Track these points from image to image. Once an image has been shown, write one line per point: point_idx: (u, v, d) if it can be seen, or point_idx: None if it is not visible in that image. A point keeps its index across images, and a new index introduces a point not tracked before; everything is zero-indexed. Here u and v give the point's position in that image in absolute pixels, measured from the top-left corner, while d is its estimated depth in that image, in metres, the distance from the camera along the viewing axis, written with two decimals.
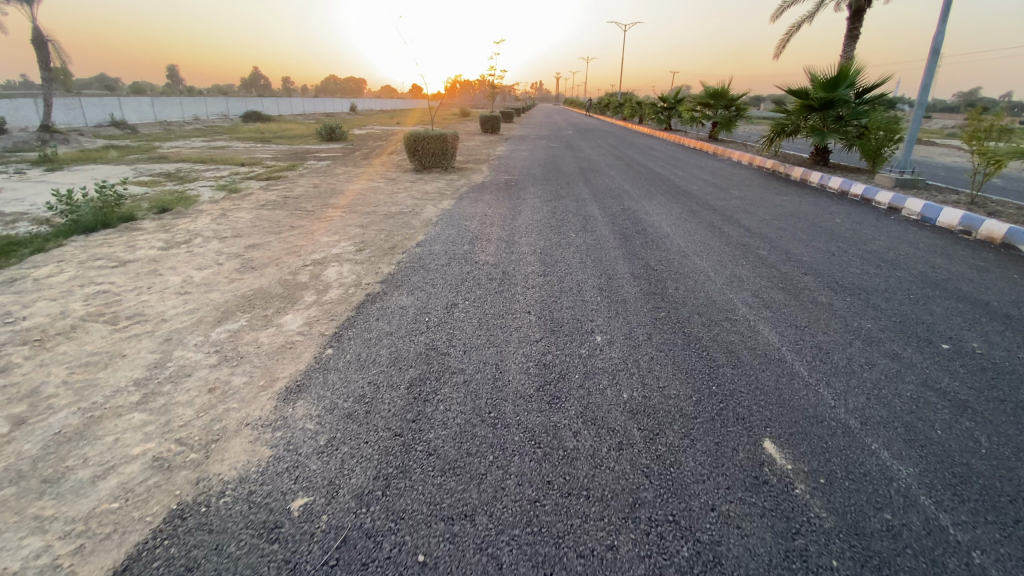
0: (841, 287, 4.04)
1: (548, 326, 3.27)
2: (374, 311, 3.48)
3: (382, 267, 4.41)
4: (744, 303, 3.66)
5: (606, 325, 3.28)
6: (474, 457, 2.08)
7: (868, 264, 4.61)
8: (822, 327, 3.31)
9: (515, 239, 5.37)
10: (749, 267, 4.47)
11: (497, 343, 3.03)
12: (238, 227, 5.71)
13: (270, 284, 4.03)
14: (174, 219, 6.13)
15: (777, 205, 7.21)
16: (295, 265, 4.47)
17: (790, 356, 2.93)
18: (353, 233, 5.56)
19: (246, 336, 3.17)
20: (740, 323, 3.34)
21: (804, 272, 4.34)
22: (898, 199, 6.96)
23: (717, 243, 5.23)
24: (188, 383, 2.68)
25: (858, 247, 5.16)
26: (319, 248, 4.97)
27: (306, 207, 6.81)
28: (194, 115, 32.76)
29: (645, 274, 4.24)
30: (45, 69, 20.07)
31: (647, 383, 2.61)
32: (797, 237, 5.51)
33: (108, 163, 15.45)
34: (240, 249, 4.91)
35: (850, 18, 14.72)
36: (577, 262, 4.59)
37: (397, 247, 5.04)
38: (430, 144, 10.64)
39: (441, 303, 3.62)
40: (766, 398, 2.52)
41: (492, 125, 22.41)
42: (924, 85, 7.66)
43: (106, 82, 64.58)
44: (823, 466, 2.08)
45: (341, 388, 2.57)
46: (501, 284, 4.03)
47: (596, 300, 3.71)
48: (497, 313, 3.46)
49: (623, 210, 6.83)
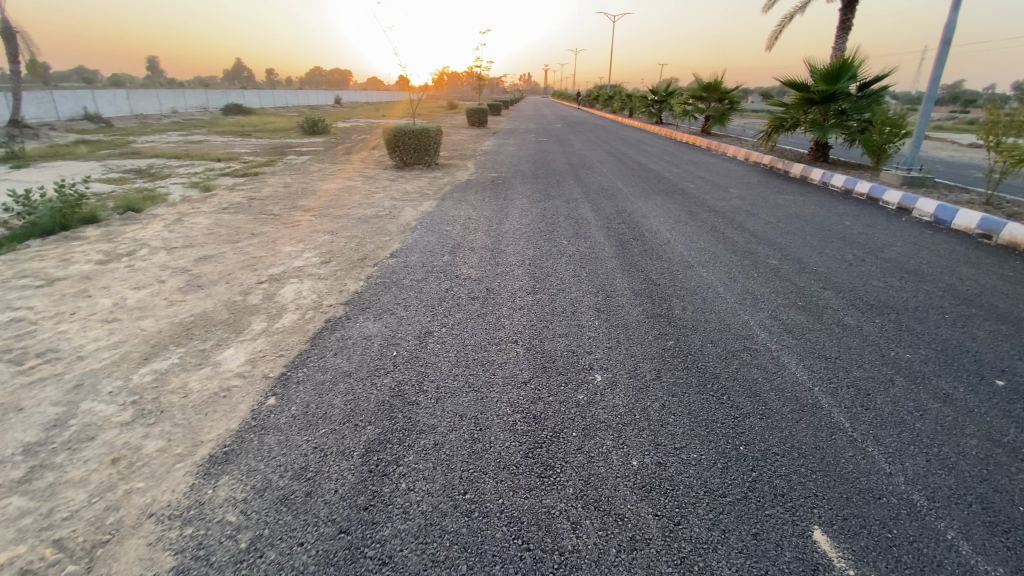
0: (866, 305, 3.59)
1: (538, 362, 2.76)
2: (332, 343, 2.95)
3: (348, 284, 3.87)
4: (762, 328, 3.19)
5: (607, 359, 2.78)
6: (442, 567, 1.57)
7: (890, 276, 4.17)
8: (856, 360, 2.84)
9: (501, 248, 4.84)
10: (761, 281, 3.99)
11: (478, 386, 2.52)
12: (193, 235, 5.13)
13: (216, 307, 3.48)
14: (123, 226, 5.53)
15: (781, 206, 6.76)
16: (248, 283, 3.91)
17: (826, 402, 2.46)
18: (321, 240, 5.02)
19: (173, 381, 2.63)
20: (762, 354, 2.87)
21: (822, 287, 3.89)
22: (909, 199, 6.54)
23: (722, 251, 4.77)
24: (89, 451, 2.15)
25: (877, 255, 4.71)
26: (279, 261, 4.41)
27: (274, 211, 6.22)
28: (172, 108, 31.61)
29: (647, 290, 3.77)
30: (9, 60, 18.98)
31: (661, 444, 2.12)
32: (808, 243, 5.05)
33: (77, 159, 14.63)
34: (188, 263, 4.33)
35: (844, 9, 14.32)
36: (570, 276, 4.09)
37: (368, 258, 4.50)
38: (412, 139, 10.07)
39: (411, 331, 3.09)
40: (806, 464, 2.04)
41: (480, 119, 21.81)
42: (935, 77, 7.25)
43: (83, 74, 62.42)
44: (894, 572, 1.59)
45: (278, 458, 2.06)
46: (484, 305, 3.52)
47: (593, 324, 3.22)
48: (479, 344, 2.95)
49: (618, 212, 6.36)
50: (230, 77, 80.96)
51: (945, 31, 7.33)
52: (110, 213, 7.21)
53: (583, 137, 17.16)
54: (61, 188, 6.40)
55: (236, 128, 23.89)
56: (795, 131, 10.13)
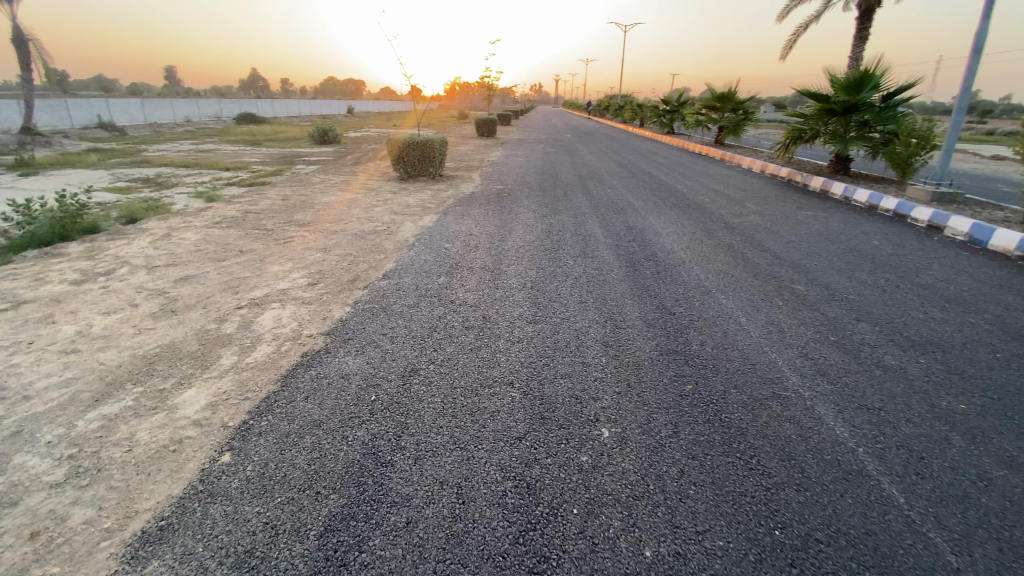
0: (907, 340, 3.21)
1: (536, 410, 2.40)
2: (304, 384, 2.62)
3: (333, 310, 3.56)
4: (793, 369, 2.81)
5: (616, 408, 2.42)
6: None
7: (929, 305, 3.78)
8: (904, 414, 2.46)
9: (502, 269, 4.51)
10: (787, 311, 3.61)
11: (465, 442, 2.17)
12: (178, 252, 4.87)
13: (185, 337, 3.19)
14: (109, 241, 5.29)
15: (803, 223, 6.36)
16: (225, 307, 3.62)
17: (874, 469, 2.10)
18: (311, 259, 4.73)
19: (121, 431, 2.32)
20: (795, 405, 2.48)
21: (856, 318, 3.51)
22: (940, 216, 6.11)
23: (741, 274, 4.40)
24: (7, 520, 1.83)
25: (912, 281, 4.30)
26: (264, 281, 4.12)
27: (268, 225, 5.96)
28: (186, 117, 31.92)
29: (660, 320, 3.42)
30: (25, 70, 19.21)
31: (679, 526, 1.76)
32: (834, 266, 4.66)
33: (86, 168, 14.60)
34: (167, 284, 4.06)
35: (861, 18, 13.96)
36: (575, 302, 3.74)
37: (358, 279, 4.19)
38: (416, 150, 9.85)
39: (394, 369, 2.75)
40: (858, 558, 1.67)
41: (489, 129, 21.68)
42: (967, 87, 6.84)
43: (103, 83, 63.54)
44: None
45: (219, 538, 1.73)
46: (479, 336, 3.17)
47: (600, 362, 2.85)
48: (469, 386, 2.60)
49: (628, 228, 6.02)
50: (246, 87, 81.98)
51: (976, 40, 6.94)
52: (113, 223, 7.05)
53: (594, 147, 16.88)
54: (63, 198, 6.22)
55: (246, 136, 23.94)
56: (814, 143, 9.72)
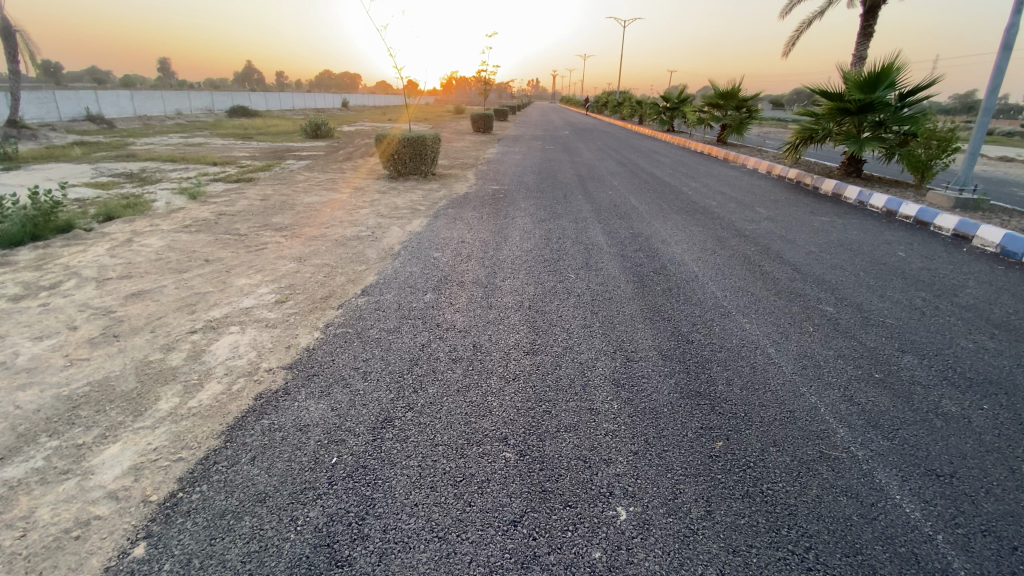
0: (964, 379, 2.77)
1: (537, 481, 1.93)
2: (253, 440, 2.16)
3: (301, 335, 3.09)
4: (839, 421, 2.37)
5: (633, 477, 1.96)
6: None
7: (977, 332, 3.35)
8: (981, 483, 2.02)
9: (496, 284, 4.04)
10: (820, 340, 3.17)
11: (445, 531, 1.71)
12: (136, 261, 4.38)
13: (124, 370, 2.72)
14: (65, 247, 4.79)
15: (821, 231, 5.93)
16: (177, 332, 3.14)
17: (962, 567, 1.65)
18: (284, 271, 4.26)
19: (18, 507, 1.86)
20: (850, 472, 2.05)
21: (900, 349, 3.07)
22: (968, 225, 5.68)
23: (761, 291, 3.97)
24: None
25: (952, 301, 3.88)
26: (226, 298, 3.65)
27: (241, 230, 5.47)
28: (177, 110, 31.15)
29: (677, 350, 2.97)
30: (9, 61, 18.51)
31: None
32: (862, 282, 4.22)
33: (68, 162, 13.97)
34: (116, 300, 3.58)
35: (868, 14, 13.54)
36: (578, 326, 3.29)
37: (333, 296, 3.72)
38: (407, 148, 9.36)
39: (365, 418, 2.28)
40: None
41: (485, 124, 21.18)
42: (994, 87, 6.42)
43: (95, 73, 62.44)
44: None
45: None
46: (469, 370, 2.70)
47: (612, 409, 2.39)
48: (454, 443, 2.13)
49: (633, 235, 5.59)
50: (240, 79, 80.77)
51: (1006, 35, 6.52)
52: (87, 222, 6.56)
53: (594, 145, 16.42)
54: (32, 196, 5.73)
55: (240, 131, 23.26)
56: (825, 143, 9.26)
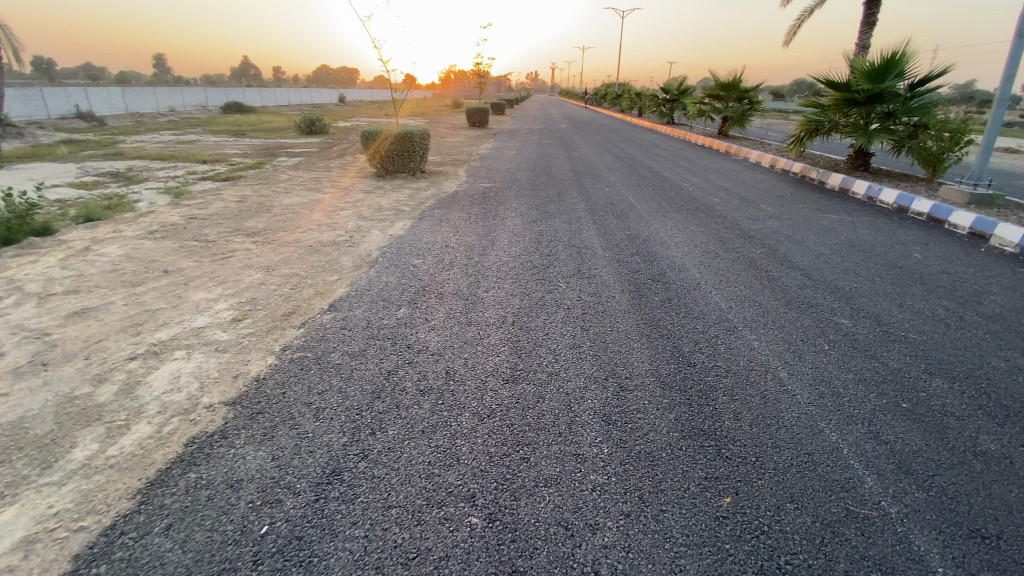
0: (1003, 408, 2.42)
1: (507, 560, 1.58)
2: (173, 502, 1.82)
3: (252, 363, 2.74)
4: (867, 468, 2.02)
5: (624, 551, 1.62)
6: None
7: (1009, 348, 3.01)
8: None
9: (478, 295, 3.69)
10: (837, 360, 2.82)
11: None
12: (89, 273, 4.03)
13: (43, 408, 2.37)
14: (17, 257, 4.44)
15: (829, 230, 5.57)
16: (114, 358, 2.79)
17: None
18: (248, 282, 3.91)
19: None
20: (882, 537, 1.71)
21: (928, 372, 2.73)
22: (985, 223, 5.32)
23: (769, 301, 3.62)
24: None
25: (977, 310, 3.53)
26: (178, 316, 3.30)
27: (210, 236, 5.12)
28: (170, 107, 30.64)
29: (678, 376, 2.62)
30: None
31: None
32: (878, 289, 3.87)
33: (54, 160, 13.59)
34: (55, 320, 3.23)
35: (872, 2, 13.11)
36: (567, 347, 2.94)
37: (296, 313, 3.37)
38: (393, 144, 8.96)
39: (309, 471, 1.94)
40: None
41: (480, 120, 20.76)
42: (1011, 75, 6.04)
43: (90, 70, 61.85)
44: None
45: None
46: (436, 406, 2.35)
47: (602, 455, 2.04)
48: (411, 506, 1.78)
49: (630, 237, 5.23)
50: (236, 74, 80.08)
51: None
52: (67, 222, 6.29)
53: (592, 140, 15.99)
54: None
55: (232, 128, 22.85)
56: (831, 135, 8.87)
